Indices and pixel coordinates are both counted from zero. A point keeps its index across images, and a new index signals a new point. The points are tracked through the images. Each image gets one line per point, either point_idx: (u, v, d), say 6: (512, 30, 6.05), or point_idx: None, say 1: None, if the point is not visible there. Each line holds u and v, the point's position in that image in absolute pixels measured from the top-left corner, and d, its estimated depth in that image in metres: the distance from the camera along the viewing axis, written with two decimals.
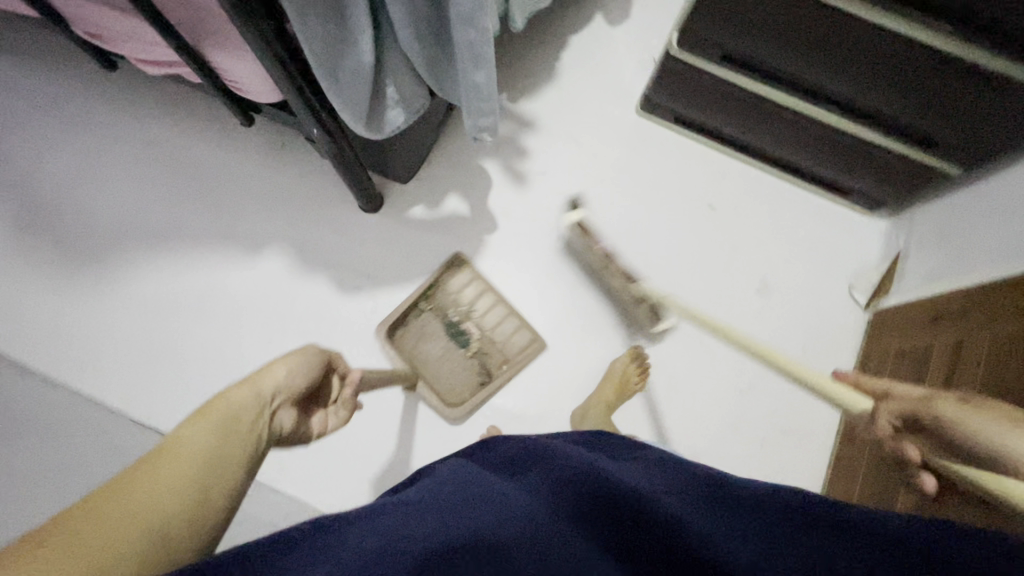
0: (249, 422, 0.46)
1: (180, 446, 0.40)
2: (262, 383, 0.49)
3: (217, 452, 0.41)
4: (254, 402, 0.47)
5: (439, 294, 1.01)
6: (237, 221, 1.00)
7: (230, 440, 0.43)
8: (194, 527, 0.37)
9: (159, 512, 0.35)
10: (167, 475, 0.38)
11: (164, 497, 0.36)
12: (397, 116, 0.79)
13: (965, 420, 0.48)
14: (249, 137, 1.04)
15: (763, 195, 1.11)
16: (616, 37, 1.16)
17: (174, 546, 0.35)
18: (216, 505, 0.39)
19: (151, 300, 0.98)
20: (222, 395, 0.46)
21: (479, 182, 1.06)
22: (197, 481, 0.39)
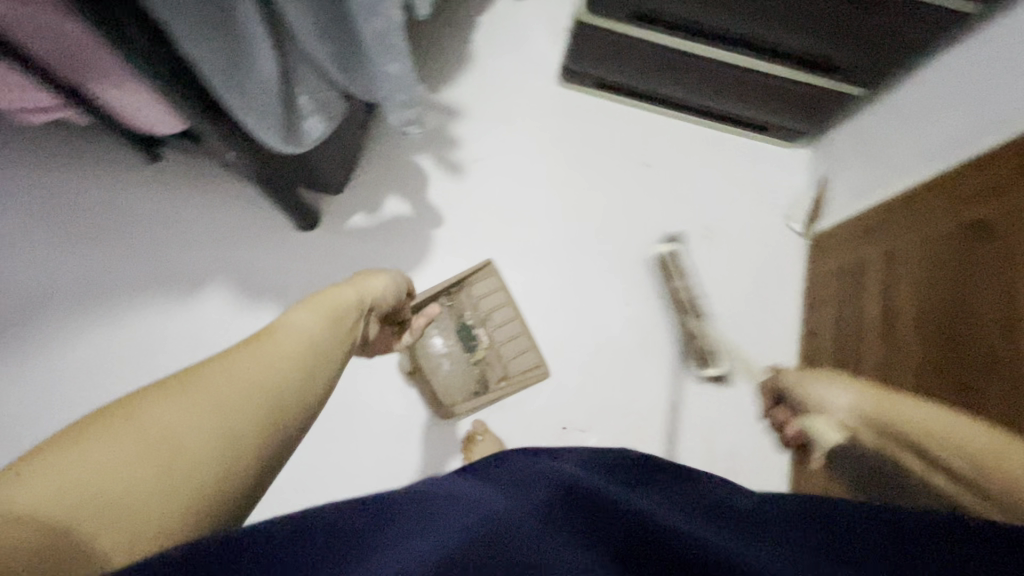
0: (351, 320, 0.53)
1: (284, 333, 0.45)
2: (364, 287, 0.58)
3: (316, 339, 0.46)
4: (357, 303, 0.55)
5: (464, 292, 1.03)
6: (168, 264, 0.98)
7: (330, 332, 0.49)
8: (300, 398, 0.41)
9: (269, 378, 0.40)
10: (270, 356, 0.42)
11: (277, 371, 0.41)
12: (318, 123, 0.70)
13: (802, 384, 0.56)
14: (169, 176, 1.01)
15: (691, 144, 1.14)
16: (524, 13, 1.17)
17: (282, 414, 0.39)
18: (317, 384, 0.44)
19: (92, 359, 0.95)
20: (332, 290, 0.54)
21: (413, 179, 1.06)
22: (298, 364, 0.43)
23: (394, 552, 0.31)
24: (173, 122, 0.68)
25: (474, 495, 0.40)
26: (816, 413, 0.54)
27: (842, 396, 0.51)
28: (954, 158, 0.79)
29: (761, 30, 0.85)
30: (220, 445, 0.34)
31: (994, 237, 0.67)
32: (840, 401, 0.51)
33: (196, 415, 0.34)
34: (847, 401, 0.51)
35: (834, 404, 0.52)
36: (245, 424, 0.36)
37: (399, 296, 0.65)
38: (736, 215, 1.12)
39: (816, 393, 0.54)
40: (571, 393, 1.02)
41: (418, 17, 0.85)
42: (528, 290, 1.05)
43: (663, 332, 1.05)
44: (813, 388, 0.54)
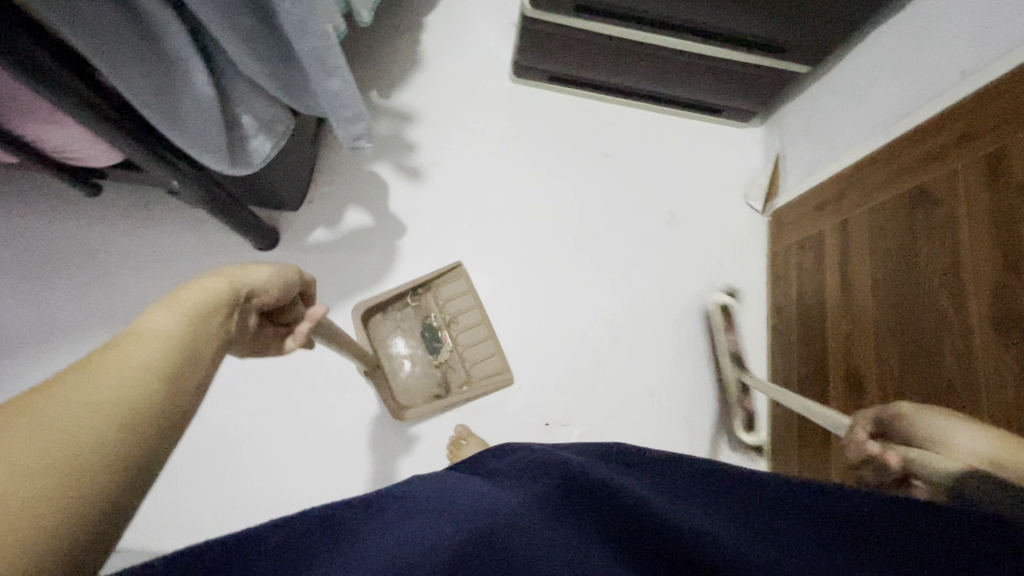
0: (221, 315, 0.39)
1: (144, 334, 0.32)
2: (241, 274, 0.43)
3: (190, 341, 0.34)
4: (228, 292, 0.41)
5: (430, 293, 1.04)
6: (124, 298, 0.95)
7: (204, 332, 0.36)
8: (157, 425, 0.29)
9: (110, 405, 0.27)
10: (129, 362, 0.30)
11: (122, 392, 0.28)
12: (265, 142, 0.68)
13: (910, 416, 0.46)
14: (114, 208, 0.97)
15: (647, 131, 1.15)
16: (470, 11, 1.16)
17: (133, 450, 0.27)
18: (178, 402, 0.31)
19: None
20: (195, 281, 0.40)
21: (372, 188, 1.05)
22: (171, 372, 0.31)
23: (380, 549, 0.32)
24: (110, 153, 0.66)
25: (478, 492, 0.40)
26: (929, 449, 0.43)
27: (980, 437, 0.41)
28: (896, 129, 0.82)
29: (704, 15, 0.86)
30: (59, 490, 0.24)
31: (938, 203, 0.70)
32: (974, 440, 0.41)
33: (24, 454, 0.24)
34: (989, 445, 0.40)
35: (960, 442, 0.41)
36: (101, 457, 0.26)
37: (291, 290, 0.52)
38: (696, 197, 1.14)
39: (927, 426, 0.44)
40: (550, 388, 1.02)
41: (359, 24, 0.83)
42: (499, 289, 1.05)
43: (635, 319, 1.07)
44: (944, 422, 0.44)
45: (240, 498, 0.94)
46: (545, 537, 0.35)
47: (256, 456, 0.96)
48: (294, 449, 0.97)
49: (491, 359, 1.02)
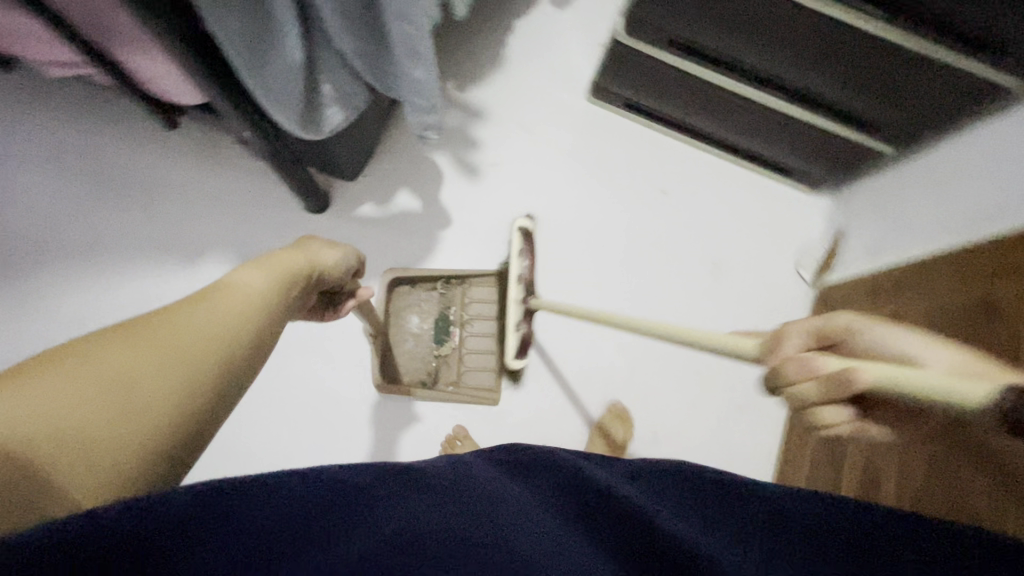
0: (298, 280, 0.49)
1: (228, 294, 0.41)
2: (313, 254, 0.53)
3: (265, 305, 0.43)
4: (304, 264, 0.51)
5: (461, 287, 1.04)
6: (175, 229, 0.98)
7: (281, 296, 0.45)
8: (253, 350, 0.39)
9: (225, 331, 0.38)
10: (233, 303, 0.40)
11: (231, 323, 0.39)
12: (338, 112, 0.69)
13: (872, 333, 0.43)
14: (185, 142, 1.01)
15: (711, 177, 1.13)
16: (562, 22, 1.15)
17: (236, 366, 0.37)
18: (263, 339, 0.41)
19: (87, 314, 0.95)
20: (279, 254, 0.50)
21: (428, 175, 1.06)
22: (258, 318, 0.41)
23: (389, 512, 0.33)
24: (194, 94, 0.69)
25: (489, 481, 0.40)
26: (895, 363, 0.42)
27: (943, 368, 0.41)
28: (976, 233, 0.77)
29: (795, 74, 0.83)
30: (192, 382, 0.34)
31: (1003, 322, 0.66)
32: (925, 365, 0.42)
33: (174, 349, 0.34)
34: (945, 362, 0.42)
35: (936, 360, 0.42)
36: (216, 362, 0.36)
37: (349, 273, 0.61)
38: (748, 255, 1.10)
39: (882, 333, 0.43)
40: (556, 413, 1.01)
41: (453, 17, 0.84)
42: None
43: (657, 361, 1.04)
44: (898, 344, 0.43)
45: (232, 446, 0.96)
46: (542, 526, 0.37)
47: (262, 410, 0.98)
48: (297, 411, 0.98)
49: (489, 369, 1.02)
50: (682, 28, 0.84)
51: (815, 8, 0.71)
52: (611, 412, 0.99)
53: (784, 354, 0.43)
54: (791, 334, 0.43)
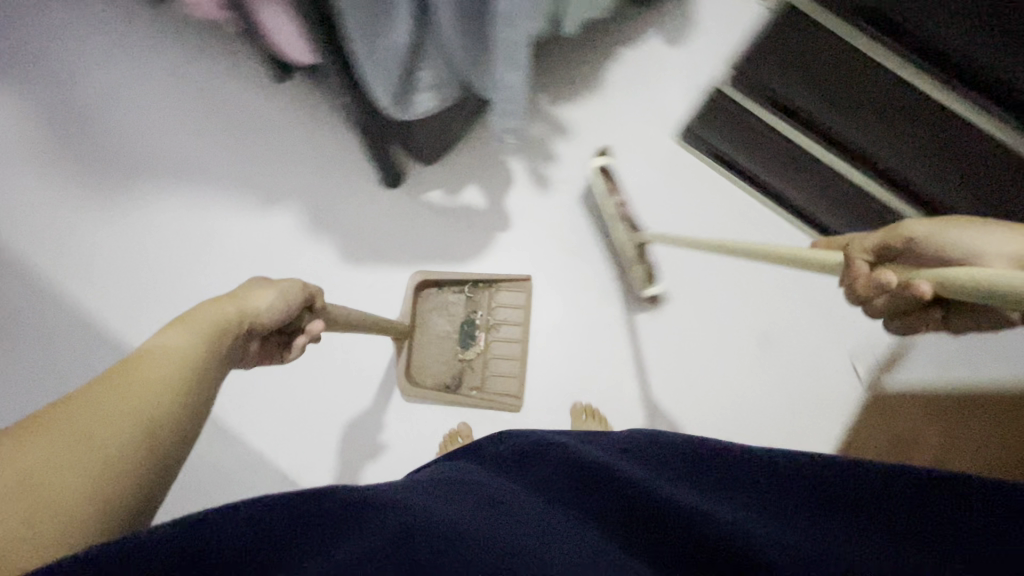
0: (231, 332, 0.43)
1: (155, 355, 0.36)
2: (244, 300, 0.46)
3: (193, 364, 0.37)
4: (234, 313, 0.44)
5: (488, 292, 1.04)
6: (259, 172, 1.05)
7: (212, 353, 0.40)
8: (180, 419, 0.34)
9: (145, 404, 0.33)
10: (147, 375, 0.34)
11: (152, 394, 0.34)
12: (429, 99, 0.72)
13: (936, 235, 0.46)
14: (290, 96, 1.09)
15: (783, 247, 1.08)
16: (669, 59, 1.15)
17: (158, 446, 0.32)
18: (197, 400, 0.36)
19: (164, 230, 1.03)
20: (202, 307, 0.43)
21: (500, 178, 1.08)
22: (184, 380, 0.36)
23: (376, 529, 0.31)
24: (306, 54, 0.74)
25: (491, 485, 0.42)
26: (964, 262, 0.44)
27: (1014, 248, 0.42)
28: None
29: (896, 162, 0.79)
30: (101, 475, 0.29)
31: None
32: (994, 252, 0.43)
33: (75, 443, 0.29)
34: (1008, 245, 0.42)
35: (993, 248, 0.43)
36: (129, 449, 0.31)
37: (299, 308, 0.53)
38: (802, 335, 1.04)
39: (956, 234, 0.45)
40: None
41: (561, 33, 0.86)
42: (563, 323, 1.04)
43: (681, 420, 1.00)
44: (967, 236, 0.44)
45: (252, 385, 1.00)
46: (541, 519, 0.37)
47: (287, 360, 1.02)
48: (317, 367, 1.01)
49: (510, 379, 1.01)
50: (790, 89, 0.82)
51: (927, 92, 0.68)
52: (577, 407, 0.99)
53: (861, 274, 0.48)
54: (853, 259, 0.48)
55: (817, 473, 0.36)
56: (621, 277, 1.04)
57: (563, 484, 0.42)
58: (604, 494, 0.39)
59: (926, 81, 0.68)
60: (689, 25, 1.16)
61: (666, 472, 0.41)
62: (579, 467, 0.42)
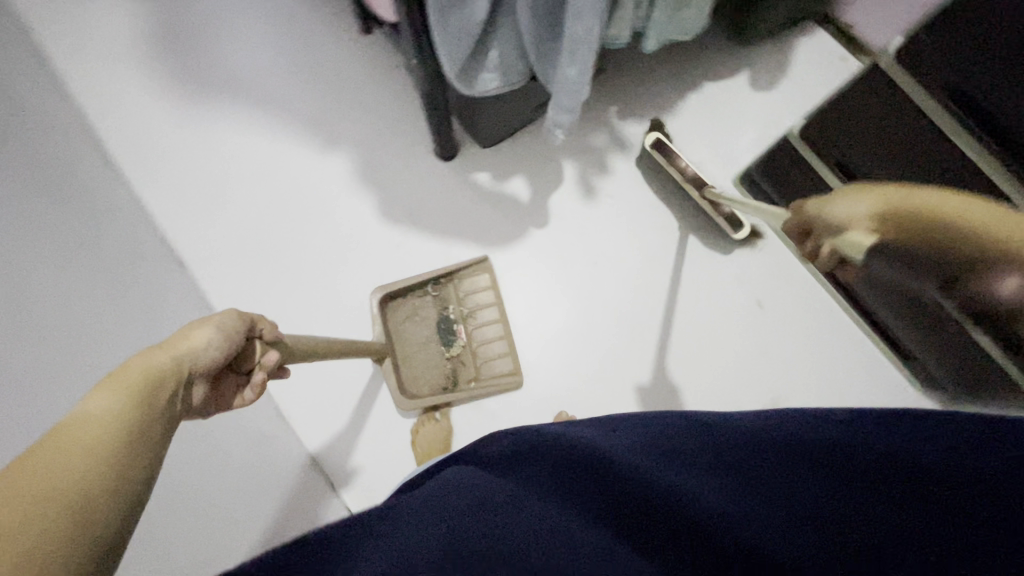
0: (168, 382, 0.39)
1: (73, 422, 0.31)
2: (174, 346, 0.42)
3: (126, 426, 0.33)
4: (168, 360, 0.40)
5: (452, 285, 1.04)
6: (329, 115, 1.11)
7: (149, 409, 0.35)
8: (116, 484, 0.30)
9: (73, 474, 0.29)
10: (73, 444, 0.30)
11: (80, 466, 0.29)
12: (494, 79, 0.74)
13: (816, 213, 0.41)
14: (376, 52, 1.14)
15: (817, 317, 1.03)
16: (750, 101, 1.12)
17: (93, 516, 0.28)
18: (138, 461, 0.32)
19: (230, 148, 1.10)
20: (129, 359, 0.38)
21: (550, 175, 1.09)
22: (115, 442, 0.32)
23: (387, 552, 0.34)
24: (390, 12, 0.78)
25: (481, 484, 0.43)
26: (839, 234, 0.39)
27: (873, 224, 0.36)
28: None
29: None
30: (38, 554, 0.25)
31: None
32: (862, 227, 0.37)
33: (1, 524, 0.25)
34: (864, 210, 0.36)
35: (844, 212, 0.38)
36: (59, 525, 0.27)
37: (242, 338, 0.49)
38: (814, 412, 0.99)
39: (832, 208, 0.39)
40: None
41: (643, 48, 0.86)
42: (571, 331, 1.03)
43: None
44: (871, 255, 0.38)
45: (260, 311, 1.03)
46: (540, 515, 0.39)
47: (298, 296, 1.04)
48: (324, 311, 1.03)
49: (504, 371, 1.00)
50: (868, 161, 0.80)
51: (995, 180, 0.67)
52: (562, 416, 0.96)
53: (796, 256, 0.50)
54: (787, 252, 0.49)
55: (809, 434, 0.40)
56: (641, 300, 1.04)
57: (560, 471, 0.43)
58: (589, 489, 0.41)
59: (996, 167, 0.67)
60: (781, 72, 1.13)
61: (663, 454, 0.43)
62: (568, 464, 0.43)
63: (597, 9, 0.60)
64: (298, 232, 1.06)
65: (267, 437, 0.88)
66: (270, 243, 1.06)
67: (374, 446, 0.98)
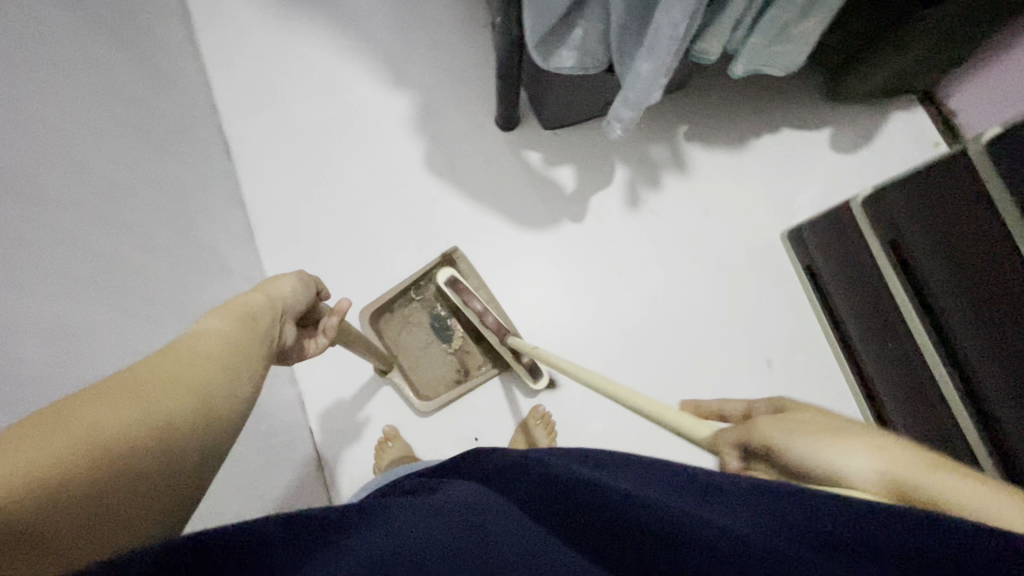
0: (264, 319, 0.48)
1: (200, 335, 0.40)
2: (268, 291, 0.52)
3: (234, 345, 0.41)
4: (265, 304, 0.50)
5: (432, 284, 1.02)
6: (405, 54, 1.12)
7: (246, 335, 0.44)
8: (233, 381, 0.38)
9: (206, 370, 0.37)
10: (198, 350, 0.38)
11: (209, 363, 0.38)
12: (570, 58, 0.73)
13: (790, 444, 0.37)
14: (469, 7, 1.14)
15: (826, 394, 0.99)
16: (824, 159, 1.08)
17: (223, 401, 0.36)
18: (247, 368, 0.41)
19: (304, 59, 1.12)
20: (237, 297, 0.49)
21: (599, 174, 1.07)
22: (229, 352, 0.40)
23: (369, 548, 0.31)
24: None
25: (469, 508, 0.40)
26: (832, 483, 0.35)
27: (869, 461, 0.34)
28: None
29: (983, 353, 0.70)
30: (190, 413, 0.33)
31: None
32: (858, 468, 0.34)
33: (164, 384, 0.33)
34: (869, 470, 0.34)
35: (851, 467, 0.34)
36: (197, 397, 0.34)
37: (310, 299, 0.60)
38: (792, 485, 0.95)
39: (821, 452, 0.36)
40: (507, 428, 0.98)
41: (730, 69, 0.84)
42: (574, 330, 1.01)
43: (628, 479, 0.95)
44: (835, 452, 0.35)
45: (287, 220, 1.05)
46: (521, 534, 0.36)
47: (325, 217, 1.06)
48: (344, 238, 1.05)
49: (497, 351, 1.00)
50: (926, 254, 0.76)
51: None
52: (536, 412, 0.96)
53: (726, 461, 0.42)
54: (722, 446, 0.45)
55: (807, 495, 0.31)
56: (651, 320, 1.01)
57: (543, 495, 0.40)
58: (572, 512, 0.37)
59: None
60: (864, 140, 1.08)
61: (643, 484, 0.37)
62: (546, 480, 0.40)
63: (687, 5, 0.59)
64: (343, 156, 1.08)
65: None
66: (315, 159, 1.08)
67: (352, 380, 1.00)
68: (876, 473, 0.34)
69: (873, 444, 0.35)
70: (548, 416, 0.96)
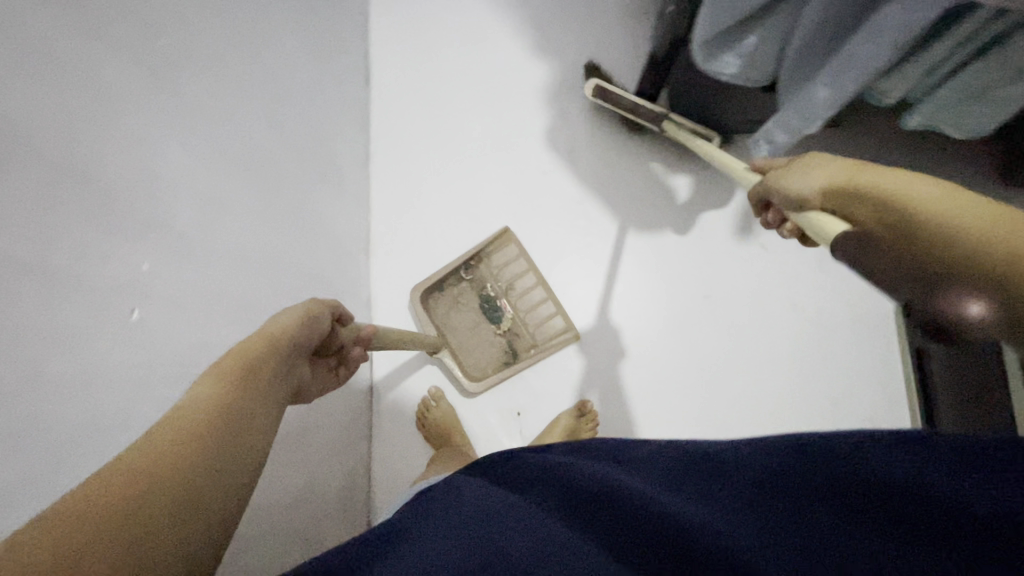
0: (268, 366, 0.45)
1: (195, 398, 0.38)
2: (263, 330, 0.48)
3: (240, 399, 0.40)
4: (265, 346, 0.46)
5: (484, 264, 1.03)
6: (556, 23, 1.10)
7: (249, 386, 0.42)
8: (242, 436, 0.38)
9: (209, 428, 0.36)
10: (194, 414, 0.37)
11: (208, 422, 0.37)
12: (735, 64, 0.69)
13: (778, 178, 0.53)
14: None
15: None
16: None
17: (234, 461, 0.36)
18: (257, 418, 0.41)
19: (460, 6, 1.14)
20: (234, 348, 0.45)
21: (716, 191, 1.02)
22: (233, 404, 0.39)
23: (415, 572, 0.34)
24: None
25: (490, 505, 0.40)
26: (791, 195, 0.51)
27: (815, 185, 0.47)
28: None
29: None
30: (202, 484, 0.33)
31: None
32: (807, 189, 0.48)
33: (169, 456, 0.33)
34: (812, 184, 0.48)
35: (801, 186, 0.48)
36: (201, 464, 0.34)
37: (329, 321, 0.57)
38: None
39: (792, 176, 0.51)
40: (547, 413, 0.98)
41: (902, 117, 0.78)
42: (642, 339, 0.99)
43: None
44: (802, 176, 0.49)
45: (401, 155, 1.09)
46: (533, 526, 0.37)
47: (435, 162, 1.08)
48: (448, 187, 1.07)
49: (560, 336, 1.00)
50: None
51: None
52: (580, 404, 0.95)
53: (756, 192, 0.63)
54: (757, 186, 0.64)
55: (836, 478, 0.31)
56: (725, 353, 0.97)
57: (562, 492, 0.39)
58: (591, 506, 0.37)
59: None
60: None
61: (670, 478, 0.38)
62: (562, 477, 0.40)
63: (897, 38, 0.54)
64: (469, 107, 1.10)
65: (347, 254, 0.95)
66: (442, 103, 1.10)
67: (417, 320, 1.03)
68: (817, 189, 0.47)
69: (826, 168, 0.47)
70: (592, 411, 0.94)
